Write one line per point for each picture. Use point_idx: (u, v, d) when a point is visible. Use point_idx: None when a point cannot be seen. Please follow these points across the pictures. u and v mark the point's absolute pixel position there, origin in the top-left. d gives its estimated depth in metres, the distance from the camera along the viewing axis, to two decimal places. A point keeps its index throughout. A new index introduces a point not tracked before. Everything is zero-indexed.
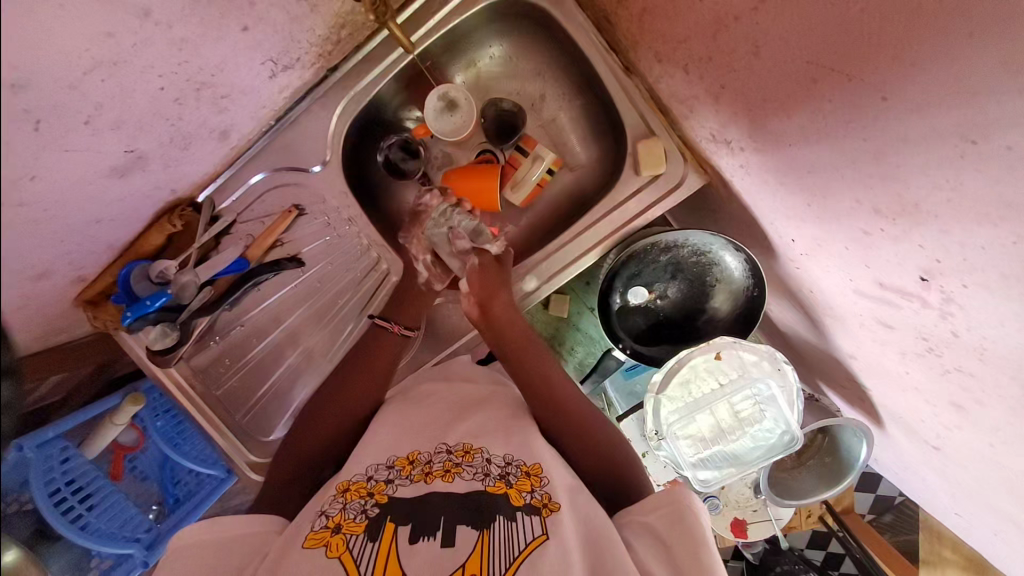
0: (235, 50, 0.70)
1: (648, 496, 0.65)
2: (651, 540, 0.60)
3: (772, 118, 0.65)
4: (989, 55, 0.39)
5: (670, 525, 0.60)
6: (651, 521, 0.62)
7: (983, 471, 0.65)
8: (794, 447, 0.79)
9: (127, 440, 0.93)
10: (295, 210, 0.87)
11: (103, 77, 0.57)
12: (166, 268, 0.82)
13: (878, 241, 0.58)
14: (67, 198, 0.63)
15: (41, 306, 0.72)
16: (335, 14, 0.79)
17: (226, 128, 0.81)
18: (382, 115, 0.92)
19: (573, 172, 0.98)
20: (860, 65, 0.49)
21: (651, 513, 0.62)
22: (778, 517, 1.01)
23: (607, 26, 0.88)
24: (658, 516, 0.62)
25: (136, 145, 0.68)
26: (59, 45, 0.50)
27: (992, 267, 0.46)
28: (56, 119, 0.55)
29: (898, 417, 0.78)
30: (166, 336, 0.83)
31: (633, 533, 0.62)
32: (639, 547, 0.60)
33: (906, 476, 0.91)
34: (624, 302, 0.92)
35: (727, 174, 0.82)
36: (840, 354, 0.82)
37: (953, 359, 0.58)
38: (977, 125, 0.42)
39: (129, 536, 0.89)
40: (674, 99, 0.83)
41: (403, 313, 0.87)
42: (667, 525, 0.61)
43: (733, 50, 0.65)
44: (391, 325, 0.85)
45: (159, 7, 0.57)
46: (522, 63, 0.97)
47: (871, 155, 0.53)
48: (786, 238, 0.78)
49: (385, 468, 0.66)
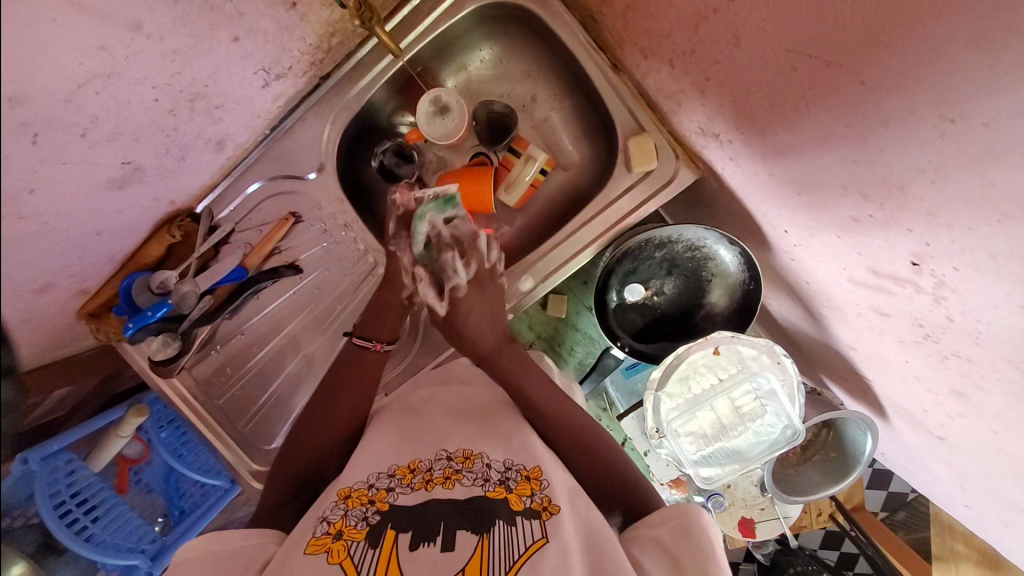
0: (227, 60, 0.72)
1: (657, 513, 0.64)
2: (658, 551, 0.59)
3: (756, 109, 0.66)
4: (961, 30, 0.39)
5: (677, 538, 0.59)
6: (659, 534, 0.61)
7: (988, 459, 0.64)
8: (797, 441, 0.78)
9: (131, 453, 0.93)
10: (292, 218, 0.89)
11: (97, 90, 0.59)
12: (166, 278, 0.82)
13: (867, 227, 0.58)
14: (67, 210, 0.65)
15: (45, 317, 0.74)
16: (325, 23, 0.80)
17: (222, 138, 0.82)
18: (375, 121, 0.94)
19: (566, 172, 0.99)
20: (838, 49, 0.50)
21: (659, 527, 0.61)
22: (787, 515, 0.99)
23: (593, 26, 0.90)
24: (666, 530, 0.60)
25: (132, 157, 0.69)
26: (54, 59, 0.52)
27: (980, 248, 0.46)
28: (53, 132, 0.56)
29: (901, 408, 0.77)
30: (167, 347, 0.83)
31: (640, 546, 0.61)
32: (644, 559, 0.59)
33: (915, 469, 0.90)
34: (621, 300, 0.93)
35: (718, 168, 0.83)
36: (840, 345, 0.81)
37: (950, 344, 0.58)
38: (955, 103, 0.42)
39: (134, 548, 0.88)
40: (662, 96, 0.84)
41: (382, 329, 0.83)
42: (675, 538, 0.59)
43: (714, 42, 0.66)
44: (373, 343, 0.82)
45: (150, 20, 0.59)
46: (512, 66, 0.98)
47: (854, 138, 0.53)
48: (779, 229, 0.77)
49: (385, 476, 0.65)
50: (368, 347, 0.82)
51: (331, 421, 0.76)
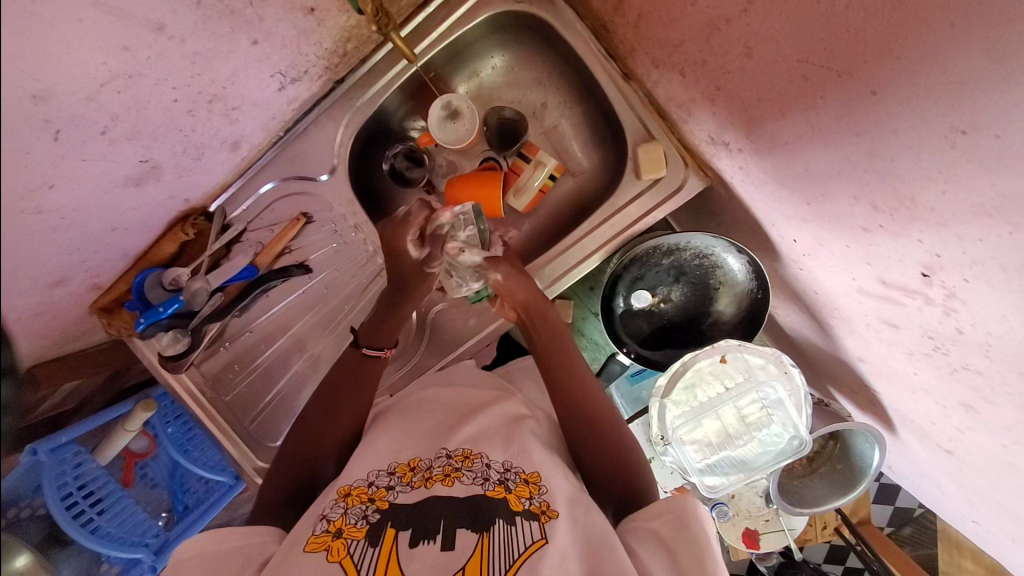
0: (245, 63, 0.73)
1: (652, 503, 0.63)
2: (656, 544, 0.59)
3: (766, 119, 0.66)
4: (973, 44, 0.39)
5: (675, 531, 0.59)
6: (656, 527, 0.60)
7: (997, 475, 0.64)
8: (803, 452, 0.77)
9: (138, 447, 0.94)
10: (302, 218, 0.90)
11: (119, 89, 0.60)
12: (178, 275, 0.85)
13: (877, 237, 0.58)
14: (85, 206, 0.66)
15: (59, 311, 0.75)
16: (341, 28, 0.82)
17: (237, 139, 0.84)
18: (387, 125, 0.95)
19: (575, 178, 1.00)
20: (850, 61, 0.50)
21: (656, 520, 0.61)
22: (791, 528, 0.98)
23: (605, 34, 0.90)
24: (662, 522, 0.60)
25: (150, 155, 0.71)
26: (78, 57, 0.53)
27: (991, 259, 0.46)
28: (74, 129, 0.58)
29: (909, 422, 0.76)
30: (178, 342, 0.85)
31: (637, 537, 0.61)
32: (641, 552, 0.59)
33: (921, 483, 0.89)
34: (627, 306, 0.93)
35: (727, 177, 0.83)
36: (848, 356, 0.80)
37: (960, 357, 0.58)
38: (967, 115, 0.42)
39: (138, 541, 0.89)
40: (672, 104, 0.84)
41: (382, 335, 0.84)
42: (673, 532, 0.59)
43: (725, 52, 0.67)
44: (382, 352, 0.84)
45: (172, 22, 0.60)
46: (524, 72, 0.99)
47: (865, 148, 0.53)
48: (787, 238, 0.78)
49: (385, 474, 0.65)
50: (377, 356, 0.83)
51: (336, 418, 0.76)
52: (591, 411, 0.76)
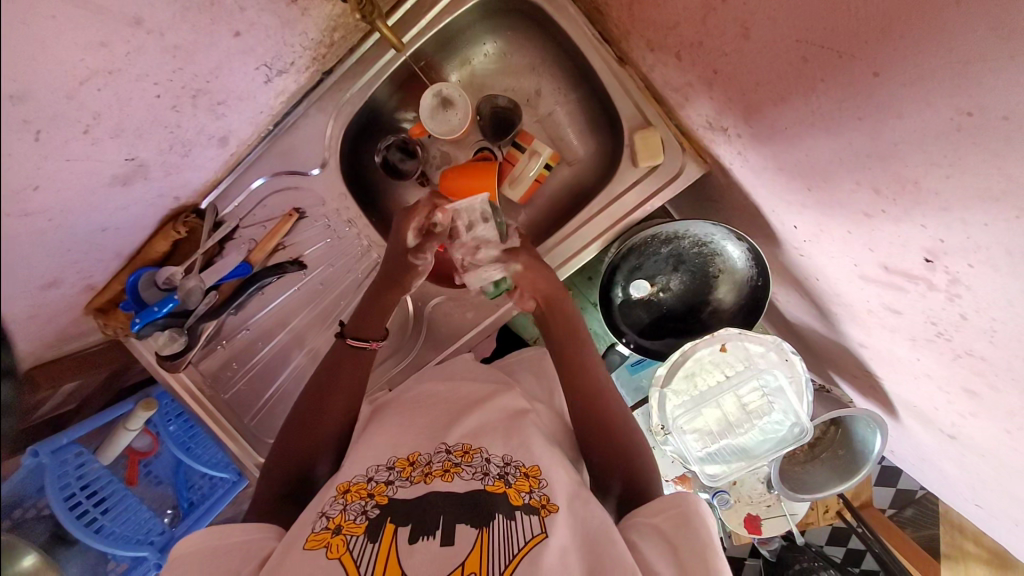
0: (229, 56, 0.71)
1: (654, 501, 0.64)
2: (657, 541, 0.59)
3: (766, 104, 0.64)
4: (979, 23, 0.38)
5: (676, 528, 0.59)
6: (657, 523, 0.60)
7: (1003, 461, 0.63)
8: (804, 439, 0.76)
9: (141, 445, 0.94)
10: (295, 214, 0.88)
11: (99, 86, 0.58)
12: (171, 274, 0.84)
13: (879, 223, 0.57)
14: (72, 206, 0.65)
15: (54, 314, 0.75)
16: (327, 17, 0.80)
17: (225, 134, 0.82)
18: (379, 117, 0.93)
19: (571, 166, 0.98)
20: (850, 41, 0.49)
21: (657, 516, 0.61)
22: (793, 513, 0.99)
23: (599, 18, 0.88)
24: (664, 518, 0.60)
25: (136, 153, 0.69)
26: (54, 56, 0.51)
27: (996, 243, 0.44)
28: (56, 129, 0.56)
29: (911, 407, 0.76)
30: (175, 341, 0.84)
31: (638, 532, 0.61)
32: (642, 547, 0.58)
33: (923, 467, 0.89)
34: (626, 296, 0.92)
35: (726, 163, 0.82)
36: (849, 342, 0.80)
37: (963, 343, 0.57)
38: (972, 97, 0.41)
39: (143, 539, 0.88)
40: (669, 89, 0.83)
41: (364, 323, 0.81)
42: (674, 528, 0.59)
43: (722, 33, 0.65)
44: (369, 343, 0.80)
45: (150, 15, 0.58)
46: (517, 59, 0.97)
47: (866, 133, 0.52)
48: (788, 225, 0.76)
49: (385, 469, 0.65)
50: (363, 348, 0.80)
51: (331, 414, 0.75)
52: (590, 405, 0.75)
